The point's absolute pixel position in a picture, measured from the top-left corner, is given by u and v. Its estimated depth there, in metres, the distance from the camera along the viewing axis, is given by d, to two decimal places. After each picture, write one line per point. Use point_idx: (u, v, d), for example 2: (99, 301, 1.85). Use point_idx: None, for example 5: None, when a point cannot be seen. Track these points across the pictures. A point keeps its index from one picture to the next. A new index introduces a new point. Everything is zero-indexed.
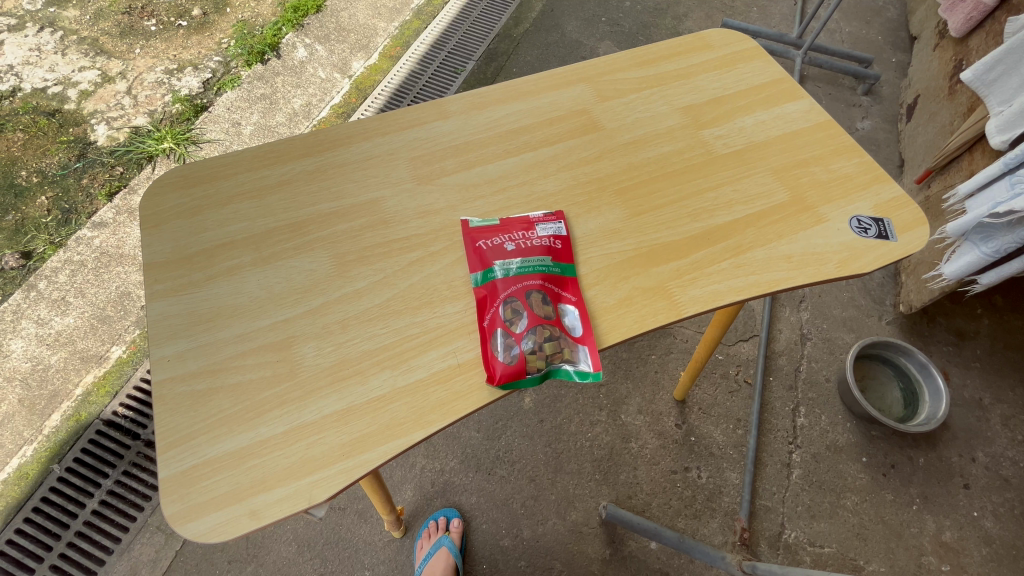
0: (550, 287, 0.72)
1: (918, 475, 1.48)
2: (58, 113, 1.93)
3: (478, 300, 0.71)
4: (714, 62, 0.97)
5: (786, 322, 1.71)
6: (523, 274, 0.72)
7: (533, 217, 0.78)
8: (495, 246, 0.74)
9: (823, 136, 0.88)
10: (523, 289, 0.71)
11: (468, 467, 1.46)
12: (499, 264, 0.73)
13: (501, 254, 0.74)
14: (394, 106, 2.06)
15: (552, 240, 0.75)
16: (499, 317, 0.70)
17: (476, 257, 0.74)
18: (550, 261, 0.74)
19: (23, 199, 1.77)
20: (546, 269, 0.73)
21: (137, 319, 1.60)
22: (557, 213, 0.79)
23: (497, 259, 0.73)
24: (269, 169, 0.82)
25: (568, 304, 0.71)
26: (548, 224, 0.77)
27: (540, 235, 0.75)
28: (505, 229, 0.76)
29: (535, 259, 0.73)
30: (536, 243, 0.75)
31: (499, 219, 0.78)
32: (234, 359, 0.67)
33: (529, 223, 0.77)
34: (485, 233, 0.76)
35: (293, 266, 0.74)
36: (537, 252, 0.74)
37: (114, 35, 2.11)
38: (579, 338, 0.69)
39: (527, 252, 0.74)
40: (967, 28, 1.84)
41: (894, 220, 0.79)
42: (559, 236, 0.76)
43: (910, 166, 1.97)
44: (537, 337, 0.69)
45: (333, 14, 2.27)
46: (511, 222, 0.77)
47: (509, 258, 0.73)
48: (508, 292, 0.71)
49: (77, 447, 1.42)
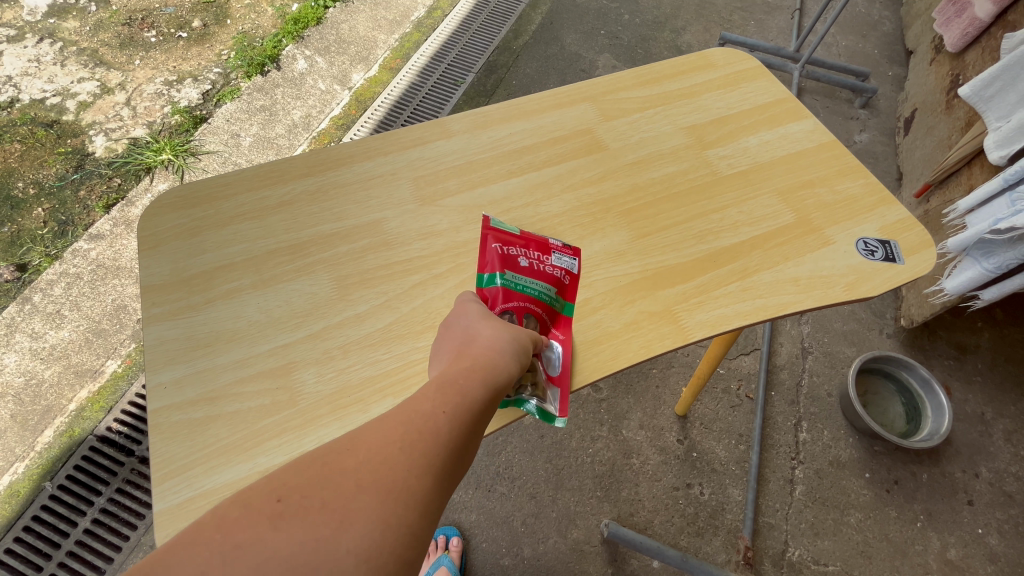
0: (544, 320, 0.68)
1: (922, 492, 1.47)
2: (56, 124, 1.92)
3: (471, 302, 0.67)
4: (718, 81, 0.97)
5: (787, 335, 1.70)
6: (524, 296, 0.67)
7: (554, 242, 0.71)
8: (510, 256, 0.68)
9: (827, 157, 0.87)
10: (520, 311, 0.67)
11: (467, 484, 1.44)
12: (506, 274, 0.67)
13: (512, 266, 0.68)
14: (391, 121, 2.07)
15: (564, 274, 0.71)
16: None
17: (488, 255, 0.68)
18: (554, 294, 0.69)
19: (19, 210, 1.76)
20: (547, 299, 0.69)
21: (133, 332, 1.58)
22: (579, 248, 0.72)
23: (507, 269, 0.68)
24: (269, 189, 0.81)
25: (555, 342, 0.68)
26: (566, 255, 0.71)
27: (555, 264, 0.70)
28: (521, 241, 0.70)
29: (540, 286, 0.68)
30: (547, 270, 0.69)
31: (519, 229, 0.71)
32: (233, 386, 0.65)
33: (550, 246, 0.71)
34: (503, 236, 0.69)
35: (294, 289, 0.73)
36: (546, 279, 0.69)
37: (114, 46, 2.11)
38: (555, 379, 0.66)
39: (535, 274, 0.69)
40: (964, 43, 1.88)
41: (900, 242, 0.79)
42: (571, 273, 0.71)
43: (909, 179, 1.98)
44: None
45: (333, 26, 2.27)
46: (531, 236, 0.70)
47: (518, 274, 0.68)
48: (506, 307, 0.66)
49: (70, 464, 1.40)
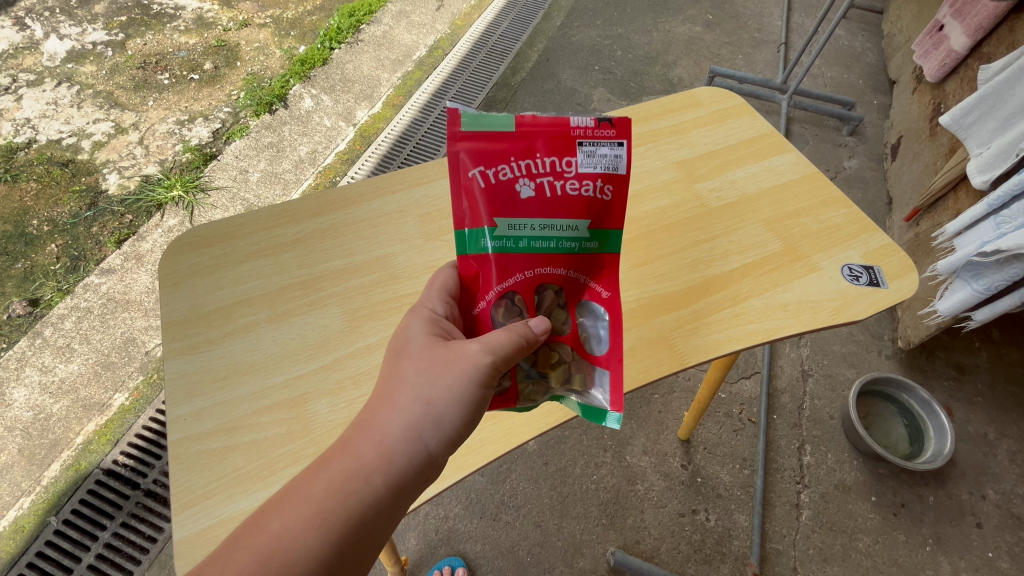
0: (567, 279, 0.62)
1: (929, 515, 1.47)
2: (71, 163, 2.00)
3: (473, 275, 0.61)
4: (705, 118, 1.02)
5: (786, 358, 1.71)
6: (533, 252, 0.61)
7: (567, 134, 0.60)
8: (508, 187, 0.59)
9: (811, 188, 0.92)
10: (530, 276, 0.61)
11: (472, 513, 1.44)
12: (505, 220, 0.60)
13: (512, 203, 0.60)
14: (394, 155, 2.14)
15: (588, 186, 0.59)
16: (493, 309, 0.61)
17: (480, 192, 0.60)
18: (576, 226, 0.60)
19: (33, 247, 1.81)
20: (565, 241, 0.61)
21: (140, 364, 1.60)
22: (605, 131, 0.60)
23: (505, 213, 0.60)
24: (283, 228, 0.85)
25: (597, 302, 0.63)
26: (587, 154, 0.59)
27: (573, 177, 0.60)
28: (518, 148, 0.60)
29: (555, 221, 0.60)
30: (571, 193, 0.60)
31: (513, 132, 0.60)
32: (250, 417, 0.68)
33: (557, 152, 0.59)
34: (488, 155, 0.59)
35: (307, 322, 0.76)
36: (559, 211, 0.60)
37: (128, 88, 2.21)
38: (598, 362, 0.63)
39: (544, 205, 0.60)
40: (942, 74, 1.97)
41: (884, 268, 0.82)
42: (599, 179, 0.60)
43: (899, 203, 2.03)
44: (542, 356, 0.61)
45: (338, 66, 2.37)
46: (529, 136, 0.60)
47: (521, 215, 0.60)
48: (503, 285, 0.61)
49: (75, 498, 1.40)
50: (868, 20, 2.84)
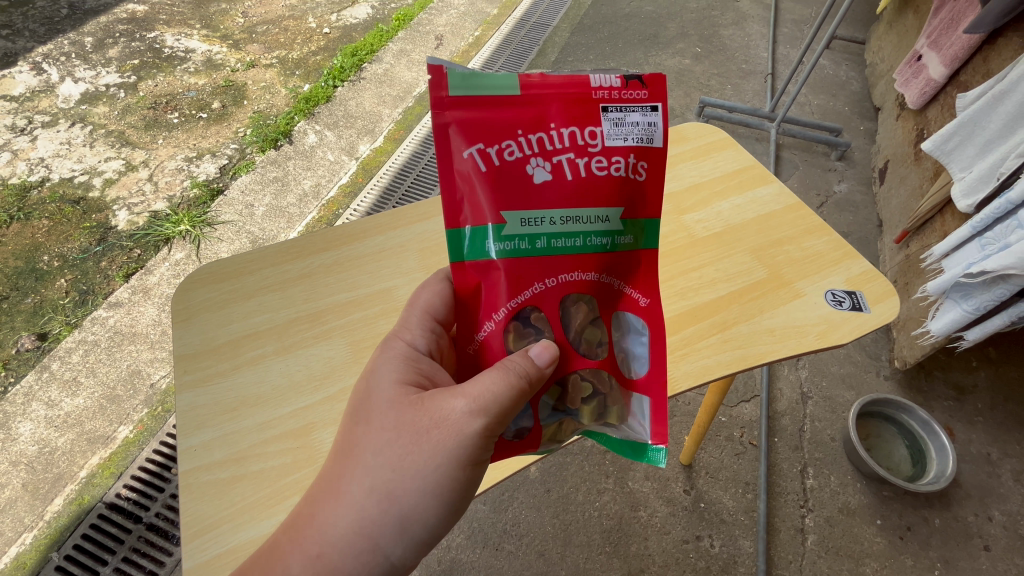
0: (597, 287, 0.59)
1: (936, 538, 1.46)
2: (82, 201, 2.06)
3: (484, 289, 0.57)
4: (691, 153, 1.08)
5: (785, 380, 1.72)
6: (556, 257, 0.58)
7: (580, 100, 0.58)
8: (519, 173, 0.56)
9: (794, 217, 0.96)
10: (554, 286, 0.58)
11: (475, 543, 1.44)
12: (517, 214, 0.56)
13: (524, 190, 0.56)
14: (396, 187, 2.21)
15: (611, 166, 0.58)
16: (513, 328, 0.57)
17: (480, 181, 0.56)
18: (602, 216, 0.58)
19: (43, 282, 1.86)
20: (591, 239, 0.58)
21: (145, 397, 1.62)
22: (624, 93, 0.58)
23: (516, 206, 0.56)
24: (290, 263, 0.89)
25: (632, 314, 0.61)
26: (607, 128, 0.58)
27: (592, 155, 0.57)
28: (528, 121, 0.56)
29: (578, 213, 0.57)
30: (595, 175, 0.57)
31: (519, 96, 0.57)
32: (258, 447, 0.71)
33: (572, 125, 0.57)
34: (487, 132, 0.56)
35: (312, 354, 0.79)
36: (581, 200, 0.57)
37: (139, 128, 2.30)
38: (636, 387, 0.62)
39: (561, 193, 0.57)
40: (923, 101, 2.04)
41: (866, 293, 0.86)
42: (623, 153, 0.58)
43: (889, 225, 2.08)
44: (578, 385, 0.59)
45: (341, 103, 2.47)
46: (538, 106, 0.57)
47: (537, 209, 0.56)
48: (516, 301, 0.57)
49: (78, 533, 1.41)
50: (851, 49, 2.95)
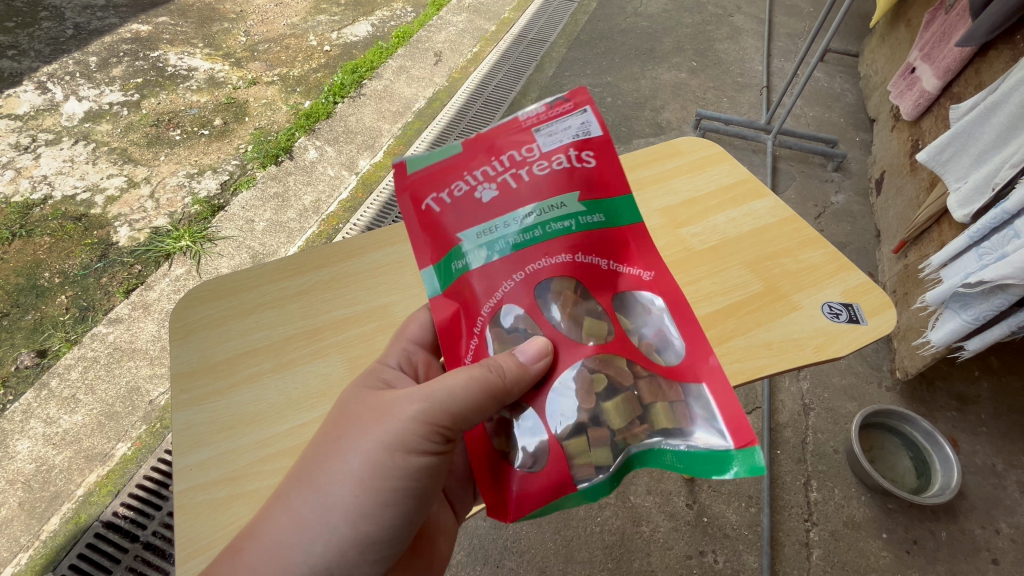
0: (578, 269, 0.64)
1: (943, 552, 1.44)
2: (84, 217, 2.08)
3: (463, 304, 0.63)
4: (686, 167, 1.08)
5: (787, 392, 1.71)
6: (527, 250, 0.63)
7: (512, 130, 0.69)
8: (473, 198, 0.65)
9: (789, 230, 0.97)
10: (529, 282, 0.63)
11: (475, 560, 1.42)
12: (481, 232, 0.64)
13: (480, 210, 0.65)
14: (396, 201, 2.22)
15: (557, 162, 0.66)
16: (501, 334, 0.63)
17: (444, 221, 0.66)
18: (561, 207, 0.64)
19: (44, 298, 1.87)
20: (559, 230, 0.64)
21: (143, 413, 1.61)
22: (553, 106, 0.69)
23: (479, 225, 0.64)
24: (288, 280, 0.89)
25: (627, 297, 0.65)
26: (545, 138, 0.67)
27: (538, 160, 0.66)
28: (474, 162, 0.68)
29: (538, 210, 0.64)
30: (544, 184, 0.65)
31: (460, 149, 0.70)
32: (254, 465, 0.71)
33: (515, 149, 0.67)
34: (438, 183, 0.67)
35: (309, 371, 0.80)
36: (539, 198, 0.65)
37: (142, 145, 2.32)
38: (674, 372, 0.62)
39: (520, 201, 0.65)
40: (918, 112, 2.06)
41: (862, 305, 0.86)
42: (564, 150, 0.66)
43: (887, 235, 2.09)
44: (606, 373, 0.60)
45: (342, 118, 2.50)
46: (478, 150, 0.68)
47: (498, 221, 0.64)
48: (491, 304, 0.63)
49: (73, 553, 1.39)
50: (845, 62, 2.98)
